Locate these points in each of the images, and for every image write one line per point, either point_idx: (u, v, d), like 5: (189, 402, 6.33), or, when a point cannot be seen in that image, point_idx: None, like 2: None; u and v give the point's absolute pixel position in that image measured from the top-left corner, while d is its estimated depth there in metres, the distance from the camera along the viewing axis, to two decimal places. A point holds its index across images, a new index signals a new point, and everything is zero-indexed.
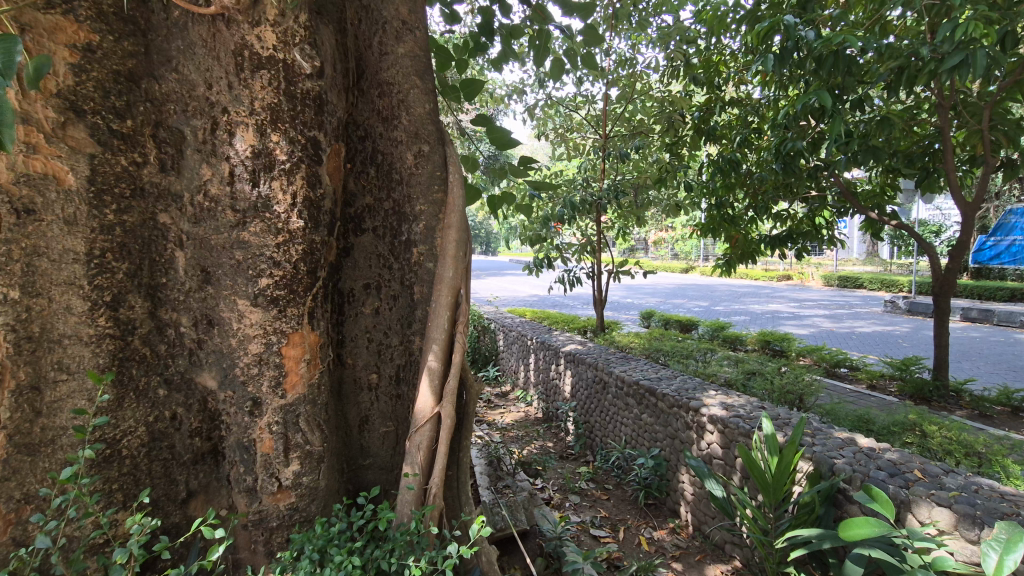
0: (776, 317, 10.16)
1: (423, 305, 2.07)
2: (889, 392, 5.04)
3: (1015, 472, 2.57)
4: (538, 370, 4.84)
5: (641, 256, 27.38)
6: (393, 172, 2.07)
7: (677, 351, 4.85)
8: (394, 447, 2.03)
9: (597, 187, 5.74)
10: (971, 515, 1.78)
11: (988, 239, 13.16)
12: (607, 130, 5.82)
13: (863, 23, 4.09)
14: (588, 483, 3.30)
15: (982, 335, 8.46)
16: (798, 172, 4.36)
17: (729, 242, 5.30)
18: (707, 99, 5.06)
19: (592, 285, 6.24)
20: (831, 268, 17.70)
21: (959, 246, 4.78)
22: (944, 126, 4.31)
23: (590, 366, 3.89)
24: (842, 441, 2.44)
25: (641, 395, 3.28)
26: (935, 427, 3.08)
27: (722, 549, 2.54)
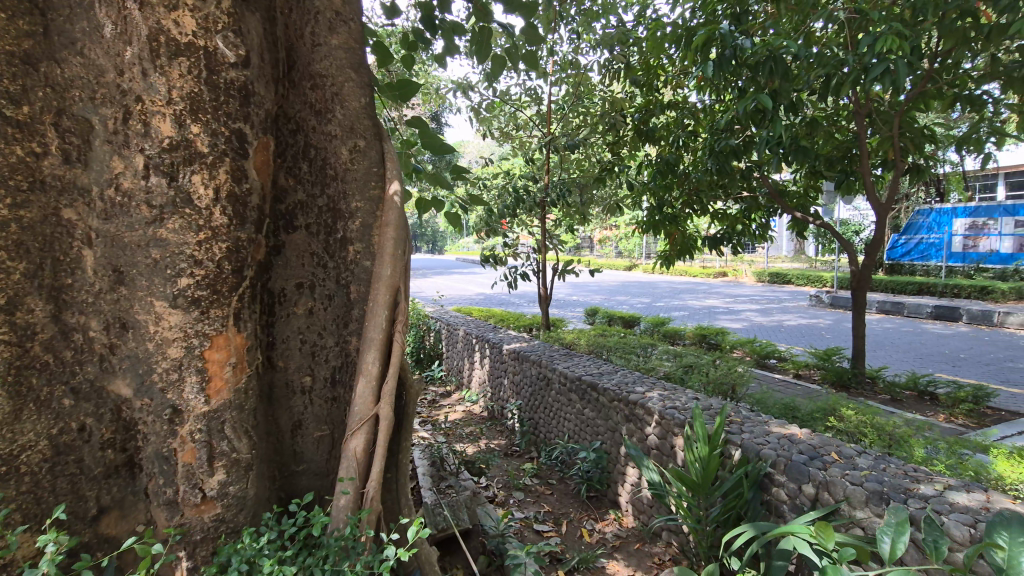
0: (713, 312, 10.62)
1: (360, 304, 2.02)
2: (813, 380, 5.38)
3: (917, 451, 2.80)
4: (483, 368, 4.83)
5: (586, 255, 27.93)
6: (327, 167, 2.01)
7: (620, 346, 4.97)
8: (329, 452, 1.97)
9: (542, 186, 5.79)
10: (879, 492, 1.93)
11: (900, 238, 14.37)
12: (552, 129, 5.88)
13: (789, 33, 4.33)
14: (532, 479, 3.33)
15: (894, 326, 9.21)
16: (733, 174, 4.57)
17: (669, 240, 5.48)
18: (647, 101, 5.21)
19: (537, 282, 6.29)
20: (763, 264, 18.71)
21: (874, 244, 5.17)
22: (861, 132, 4.63)
23: (534, 363, 3.92)
24: (767, 428, 2.58)
25: (583, 390, 3.34)
26: (851, 412, 3.31)
27: (659, 537, 2.63)
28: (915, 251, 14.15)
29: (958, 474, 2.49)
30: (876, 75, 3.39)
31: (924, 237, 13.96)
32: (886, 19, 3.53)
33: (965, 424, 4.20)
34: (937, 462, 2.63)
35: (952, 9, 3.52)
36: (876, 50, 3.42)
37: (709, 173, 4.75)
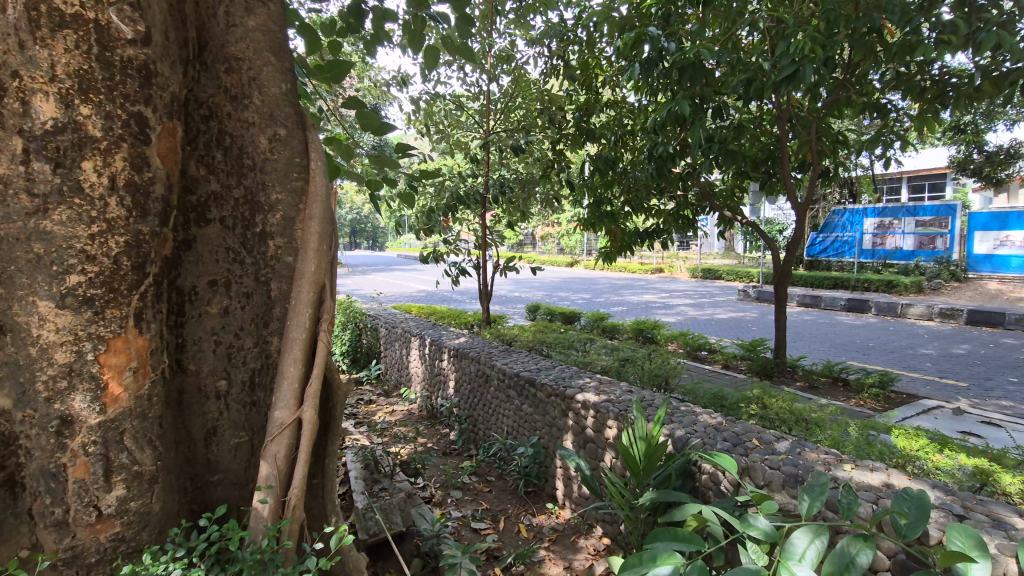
0: (649, 307, 10.97)
1: (282, 302, 1.91)
2: (740, 370, 5.66)
3: (830, 434, 3.00)
4: (422, 366, 4.74)
5: (529, 251, 28.18)
6: (244, 156, 1.88)
7: (559, 342, 5.02)
8: (248, 459, 1.85)
9: (482, 182, 5.75)
10: (795, 475, 2.04)
11: (819, 237, 15.44)
12: (492, 125, 5.85)
13: (717, 38, 4.51)
14: (470, 476, 3.29)
15: (814, 318, 9.87)
16: (667, 173, 4.72)
17: (608, 236, 5.58)
18: (586, 100, 5.28)
19: (478, 279, 6.25)
20: (696, 261, 19.54)
21: (794, 241, 5.49)
22: (783, 136, 4.90)
23: (473, 360, 3.89)
24: (696, 418, 2.68)
25: (521, 386, 3.34)
26: (773, 400, 3.50)
27: (594, 529, 2.66)
28: (831, 248, 15.24)
29: (865, 454, 2.67)
30: (788, 77, 3.59)
31: (839, 236, 15.06)
32: (802, 29, 3.75)
33: (873, 407, 4.56)
34: (846, 444, 2.82)
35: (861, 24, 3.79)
36: (793, 57, 3.62)
37: (644, 173, 4.88)
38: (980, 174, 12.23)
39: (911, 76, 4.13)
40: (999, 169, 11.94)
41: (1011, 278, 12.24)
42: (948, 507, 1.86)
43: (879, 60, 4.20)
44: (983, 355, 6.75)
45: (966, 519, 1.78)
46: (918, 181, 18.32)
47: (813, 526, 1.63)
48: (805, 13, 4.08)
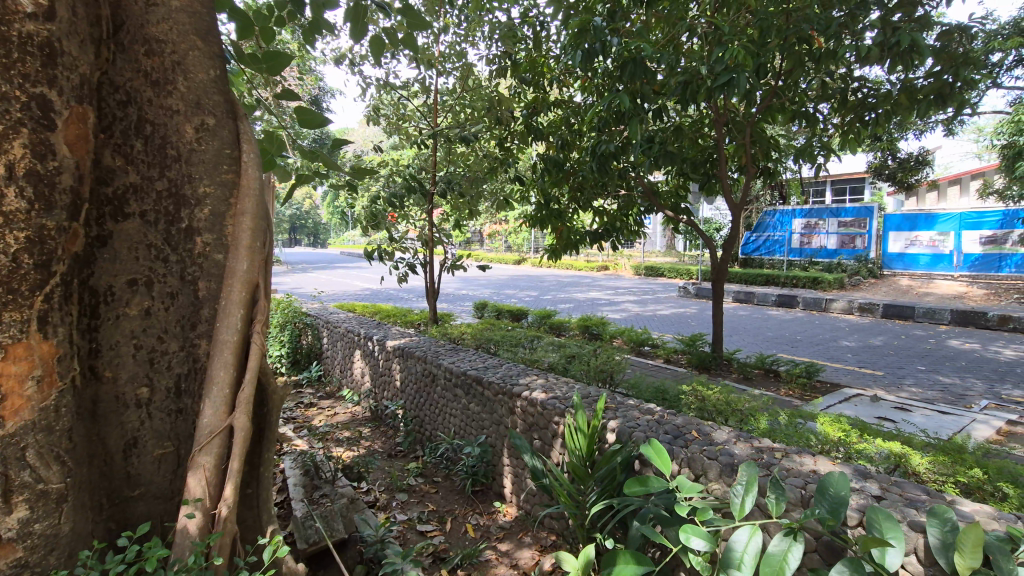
0: (595, 303, 11.20)
1: (211, 303, 1.79)
2: (680, 363, 5.87)
3: (762, 423, 3.15)
4: (366, 366, 4.61)
5: (477, 249, 28.09)
6: (168, 146, 1.74)
7: (506, 339, 5.01)
8: (173, 471, 1.73)
9: (428, 178, 5.66)
10: (731, 464, 2.12)
11: (752, 236, 16.27)
12: (440, 121, 5.77)
13: (659, 41, 4.63)
14: (416, 478, 3.23)
15: (748, 313, 10.39)
16: (611, 172, 4.82)
17: (555, 235, 5.63)
18: (533, 98, 5.29)
19: (425, 277, 6.15)
20: (640, 258, 20.12)
21: (730, 240, 5.74)
22: (720, 139, 5.11)
23: (419, 359, 3.82)
24: (639, 412, 2.74)
25: (467, 385, 3.30)
26: (711, 393, 3.64)
27: (541, 525, 2.68)
28: (764, 247, 16.09)
29: (794, 442, 2.83)
30: (723, 83, 3.76)
31: (770, 235, 15.92)
32: (737, 38, 3.92)
33: (801, 397, 4.84)
34: (777, 432, 2.96)
35: (792, 34, 4.00)
36: (728, 63, 3.78)
37: (591, 172, 4.96)
38: (893, 179, 13.27)
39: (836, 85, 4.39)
40: (910, 174, 13.00)
41: (920, 275, 13.35)
42: (867, 489, 1.99)
43: (808, 69, 4.44)
44: (896, 346, 7.33)
45: (882, 499, 1.91)
46: (840, 185, 19.67)
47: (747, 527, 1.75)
48: (741, 22, 4.26)
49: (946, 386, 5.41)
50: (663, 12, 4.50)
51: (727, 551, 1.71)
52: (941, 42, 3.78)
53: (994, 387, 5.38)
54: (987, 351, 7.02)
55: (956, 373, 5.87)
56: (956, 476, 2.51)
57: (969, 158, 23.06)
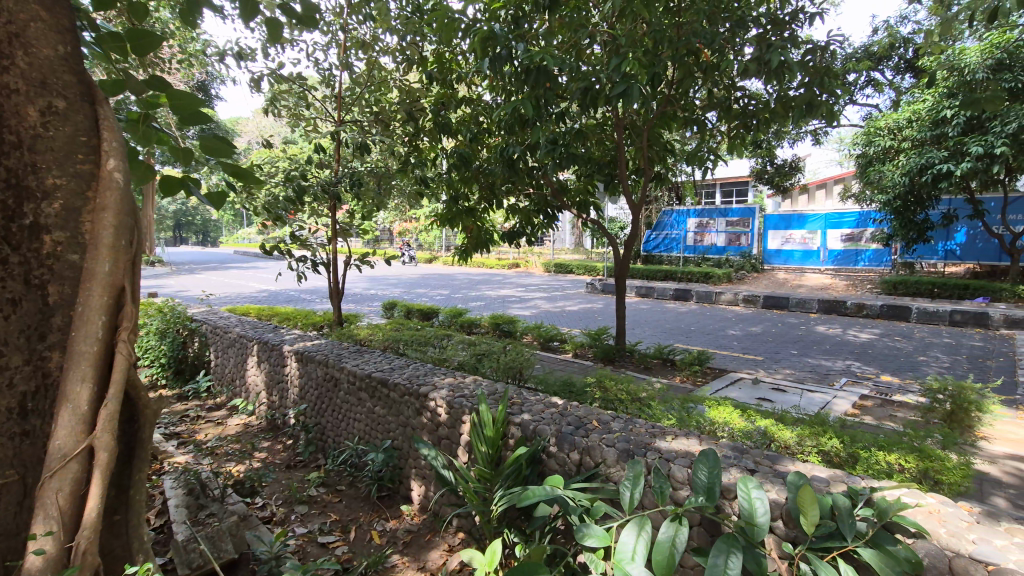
0: (506, 301, 11.33)
1: (64, 310, 1.58)
2: (587, 356, 6.10)
3: (658, 409, 3.36)
4: (261, 373, 4.32)
5: (387, 248, 27.36)
6: (4, 128, 1.50)
7: (415, 339, 4.93)
8: (18, 503, 1.51)
9: (330, 174, 5.41)
10: (627, 450, 2.24)
11: (652, 234, 17.28)
12: (343, 116, 5.54)
13: (562, 45, 4.76)
14: (319, 488, 3.08)
15: (650, 306, 11.03)
16: (517, 170, 4.90)
17: (465, 232, 5.64)
18: (441, 95, 5.22)
19: (328, 277, 5.87)
20: (549, 255, 20.67)
21: (631, 238, 6.06)
22: (621, 142, 5.37)
23: (320, 363, 3.64)
24: (543, 405, 2.81)
25: (372, 388, 3.20)
26: (614, 382, 3.82)
27: (448, 525, 2.66)
28: (663, 244, 17.15)
29: (685, 426, 3.04)
30: (622, 93, 3.94)
31: (668, 234, 16.99)
32: (631, 49, 4.12)
33: (694, 383, 5.22)
34: (671, 417, 3.17)
35: (683, 46, 4.30)
36: (623, 72, 3.98)
37: (498, 171, 5.02)
38: (772, 183, 14.70)
39: (722, 96, 4.78)
40: (785, 179, 14.49)
41: (794, 269, 14.93)
42: (744, 463, 2.18)
43: (698, 80, 4.78)
44: (773, 333, 8.14)
45: (755, 472, 2.11)
46: (727, 188, 21.48)
47: (636, 521, 1.85)
48: (636, 32, 4.50)
49: (814, 367, 6.09)
50: (565, 18, 4.63)
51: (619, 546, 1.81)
52: (806, 61, 4.25)
53: (850, 366, 6.16)
54: (845, 335, 8.01)
55: (822, 356, 6.63)
56: (819, 446, 2.83)
57: (831, 165, 26.10)
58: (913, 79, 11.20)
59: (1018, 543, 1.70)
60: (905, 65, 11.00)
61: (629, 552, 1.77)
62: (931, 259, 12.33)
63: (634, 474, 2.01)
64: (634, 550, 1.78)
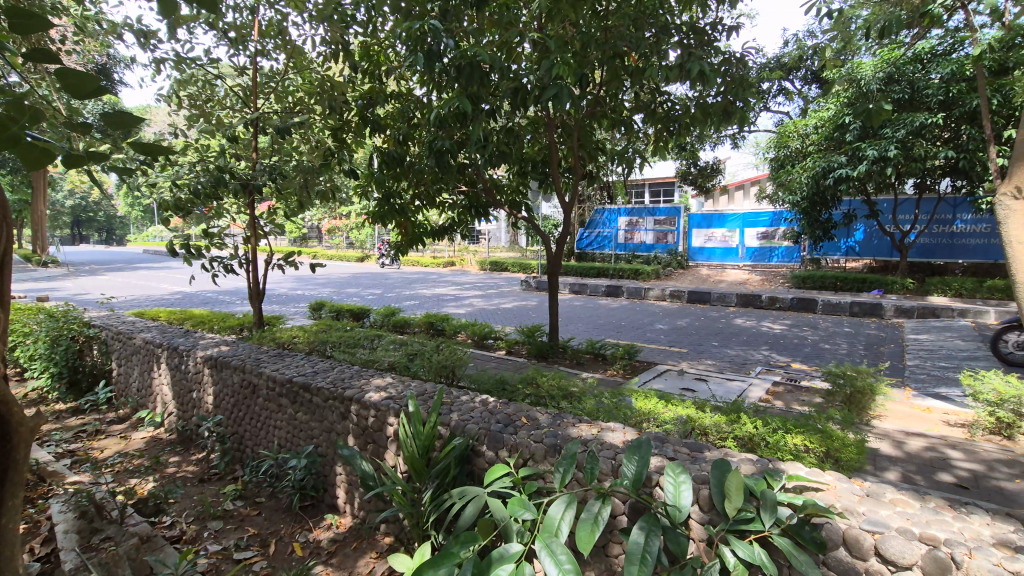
0: (440, 299, 11.20)
1: None
2: (520, 353, 6.15)
3: (587, 403, 3.43)
4: (171, 382, 4.01)
5: (315, 246, 26.28)
6: None
7: (344, 340, 4.77)
8: None
9: (250, 168, 5.10)
10: (554, 445, 2.26)
11: (585, 233, 17.68)
12: (262, 107, 5.23)
13: (493, 42, 4.73)
14: (236, 502, 2.90)
15: (582, 303, 11.29)
16: (450, 168, 4.85)
17: (398, 230, 5.52)
18: (370, 89, 5.06)
19: (248, 277, 5.54)
20: (484, 253, 20.65)
21: (563, 236, 6.16)
22: (552, 141, 5.44)
23: (236, 369, 3.43)
24: (473, 404, 2.79)
25: (294, 393, 3.05)
26: (546, 378, 3.86)
27: (376, 531, 2.58)
28: (595, 242, 17.58)
29: (613, 419, 3.12)
30: (552, 94, 3.99)
31: (600, 232, 17.44)
32: (560, 50, 4.17)
33: (623, 376, 5.39)
34: (600, 410, 3.24)
35: (610, 50, 4.43)
36: (552, 73, 4.03)
37: (431, 168, 4.94)
38: (696, 184, 15.47)
39: (649, 99, 4.95)
40: (708, 180, 15.28)
41: (716, 265, 15.78)
42: (665, 452, 2.25)
43: (625, 83, 4.92)
44: (697, 326, 8.57)
45: (675, 460, 2.19)
46: (656, 187, 22.41)
47: (566, 496, 1.91)
48: (566, 33, 4.57)
49: (733, 357, 6.47)
50: (494, 15, 4.61)
51: (546, 520, 1.86)
52: (724, 70, 4.48)
53: (766, 355, 6.59)
54: (761, 326, 8.56)
55: (740, 346, 7.05)
56: (736, 432, 3.00)
57: (749, 168, 27.84)
58: (818, 89, 12.14)
59: (902, 513, 1.86)
60: (812, 75, 11.91)
61: (554, 528, 1.82)
62: (834, 255, 13.38)
63: (570, 456, 2.05)
64: (559, 523, 1.84)
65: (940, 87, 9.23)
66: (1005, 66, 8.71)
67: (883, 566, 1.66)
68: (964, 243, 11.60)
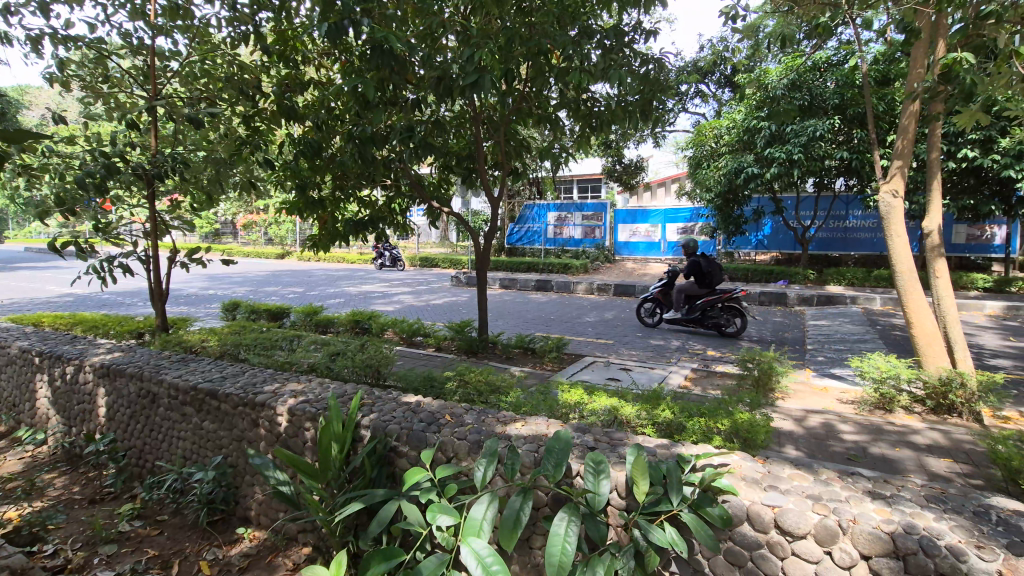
0: (368, 297, 10.87)
1: None
2: (450, 349, 6.09)
3: (514, 398, 3.45)
4: (56, 395, 3.60)
5: (231, 243, 24.66)
6: None
7: (260, 342, 4.50)
8: None
9: (148, 158, 4.67)
10: (477, 442, 2.25)
11: (515, 228, 17.81)
12: (161, 90, 4.80)
13: (418, 33, 4.63)
14: (133, 522, 2.66)
15: (513, 298, 11.37)
16: (371, 159, 4.66)
17: (318, 225, 5.26)
18: (285, 76, 4.78)
19: (149, 277, 5.08)
20: (414, 249, 20.27)
21: (491, 232, 6.15)
22: (479, 135, 5.41)
23: (132, 378, 3.14)
24: (395, 404, 2.72)
25: (199, 401, 2.84)
26: (474, 375, 3.84)
27: (293, 541, 2.46)
28: (525, 237, 17.74)
29: (539, 412, 3.16)
30: (475, 84, 3.93)
31: (530, 227, 17.62)
32: (485, 43, 4.13)
33: (551, 369, 5.48)
34: (527, 404, 3.27)
35: (534, 46, 4.45)
36: (475, 65, 3.97)
37: (352, 160, 4.75)
38: (621, 180, 16.00)
39: (573, 97, 5.02)
40: (632, 177, 15.85)
41: (640, 259, 16.43)
42: (585, 442, 2.31)
43: (550, 80, 4.96)
44: (623, 318, 8.88)
45: (595, 449, 2.25)
46: (584, 184, 22.99)
47: (488, 495, 1.92)
48: (491, 26, 4.54)
49: (655, 347, 6.76)
50: (418, 5, 4.49)
51: (468, 521, 1.85)
52: (643, 71, 4.63)
53: (684, 343, 6.95)
54: None
55: (662, 336, 7.39)
56: (655, 420, 3.13)
57: (670, 167, 29.21)
58: (731, 93, 12.92)
59: (798, 487, 2.01)
60: (726, 80, 12.65)
61: (477, 528, 1.82)
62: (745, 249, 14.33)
63: (491, 453, 2.06)
64: (482, 522, 1.84)
65: (834, 93, 10.09)
66: (888, 77, 9.67)
67: (781, 537, 1.79)
68: (856, 237, 12.81)
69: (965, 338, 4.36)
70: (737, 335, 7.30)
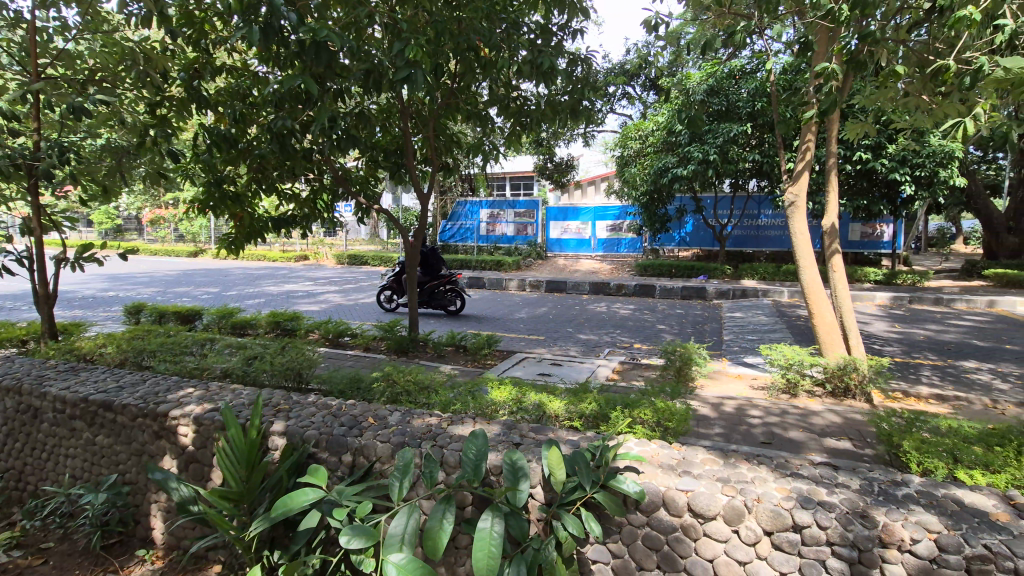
0: (291, 296, 10.37)
1: None
2: (379, 349, 5.93)
3: (443, 397, 3.40)
4: None
5: (136, 240, 22.72)
6: None
7: (167, 347, 4.18)
8: None
9: (30, 145, 4.19)
10: (400, 443, 2.20)
11: (448, 224, 17.63)
12: (44, 70, 4.32)
13: (341, 22, 4.44)
14: (10, 552, 2.38)
15: None
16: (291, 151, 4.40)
17: (233, 221, 4.91)
18: (193, 59, 4.43)
19: (34, 278, 4.56)
20: (342, 246, 19.61)
21: (421, 228, 6.04)
22: (406, 129, 5.30)
23: (10, 391, 2.82)
24: (315, 408, 2.60)
25: (92, 414, 2.59)
26: (401, 374, 3.75)
27: (201, 560, 2.30)
28: (458, 234, 17.58)
29: (468, 410, 3.13)
30: (405, 78, 3.83)
31: (463, 223, 17.51)
32: (415, 36, 4.03)
33: (483, 366, 5.48)
34: (455, 403, 3.24)
35: (462, 42, 4.40)
36: (405, 58, 3.87)
37: (270, 152, 4.50)
38: (552, 178, 16.28)
39: (501, 93, 5.02)
40: (563, 175, 16.16)
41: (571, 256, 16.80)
42: (510, 438, 2.32)
43: (478, 76, 4.93)
44: (554, 313, 9.04)
45: (520, 445, 2.26)
46: (516, 180, 23.15)
47: (406, 508, 1.87)
48: (419, 18, 4.44)
49: (584, 341, 6.94)
50: None
51: (388, 537, 1.81)
52: (570, 71, 4.72)
53: (612, 337, 7.18)
54: (610, 311, 9.31)
55: (591, 330, 7.59)
56: (582, 413, 3.20)
57: (599, 165, 30.07)
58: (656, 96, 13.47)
59: (709, 471, 2.12)
60: (650, 84, 13.17)
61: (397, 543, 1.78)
62: (669, 246, 15.00)
63: (406, 463, 2.01)
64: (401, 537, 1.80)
65: (747, 100, 10.77)
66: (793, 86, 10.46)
67: (693, 520, 1.88)
68: (767, 234, 13.75)
69: (858, 326, 4.80)
70: (458, 311, 8.69)
